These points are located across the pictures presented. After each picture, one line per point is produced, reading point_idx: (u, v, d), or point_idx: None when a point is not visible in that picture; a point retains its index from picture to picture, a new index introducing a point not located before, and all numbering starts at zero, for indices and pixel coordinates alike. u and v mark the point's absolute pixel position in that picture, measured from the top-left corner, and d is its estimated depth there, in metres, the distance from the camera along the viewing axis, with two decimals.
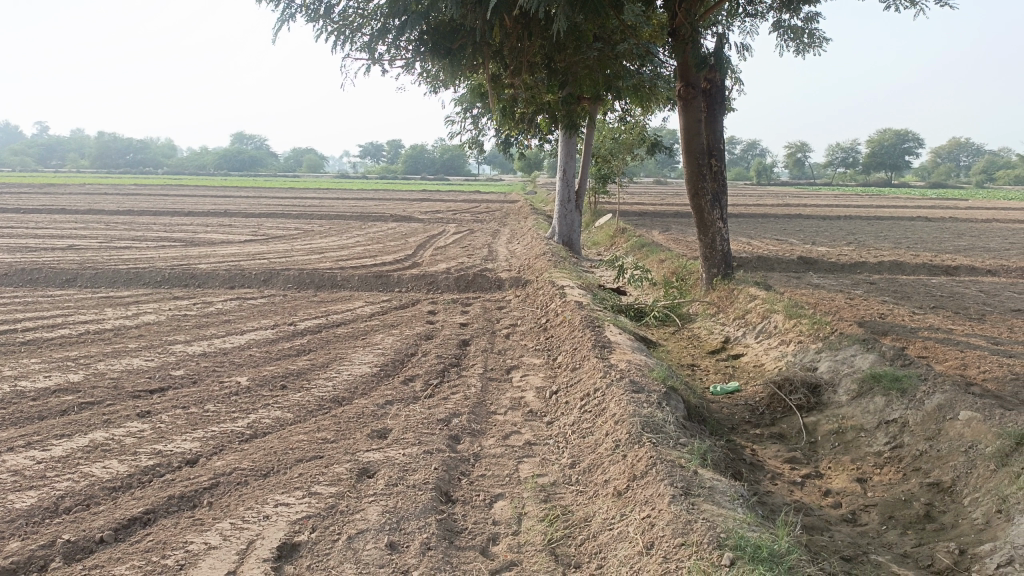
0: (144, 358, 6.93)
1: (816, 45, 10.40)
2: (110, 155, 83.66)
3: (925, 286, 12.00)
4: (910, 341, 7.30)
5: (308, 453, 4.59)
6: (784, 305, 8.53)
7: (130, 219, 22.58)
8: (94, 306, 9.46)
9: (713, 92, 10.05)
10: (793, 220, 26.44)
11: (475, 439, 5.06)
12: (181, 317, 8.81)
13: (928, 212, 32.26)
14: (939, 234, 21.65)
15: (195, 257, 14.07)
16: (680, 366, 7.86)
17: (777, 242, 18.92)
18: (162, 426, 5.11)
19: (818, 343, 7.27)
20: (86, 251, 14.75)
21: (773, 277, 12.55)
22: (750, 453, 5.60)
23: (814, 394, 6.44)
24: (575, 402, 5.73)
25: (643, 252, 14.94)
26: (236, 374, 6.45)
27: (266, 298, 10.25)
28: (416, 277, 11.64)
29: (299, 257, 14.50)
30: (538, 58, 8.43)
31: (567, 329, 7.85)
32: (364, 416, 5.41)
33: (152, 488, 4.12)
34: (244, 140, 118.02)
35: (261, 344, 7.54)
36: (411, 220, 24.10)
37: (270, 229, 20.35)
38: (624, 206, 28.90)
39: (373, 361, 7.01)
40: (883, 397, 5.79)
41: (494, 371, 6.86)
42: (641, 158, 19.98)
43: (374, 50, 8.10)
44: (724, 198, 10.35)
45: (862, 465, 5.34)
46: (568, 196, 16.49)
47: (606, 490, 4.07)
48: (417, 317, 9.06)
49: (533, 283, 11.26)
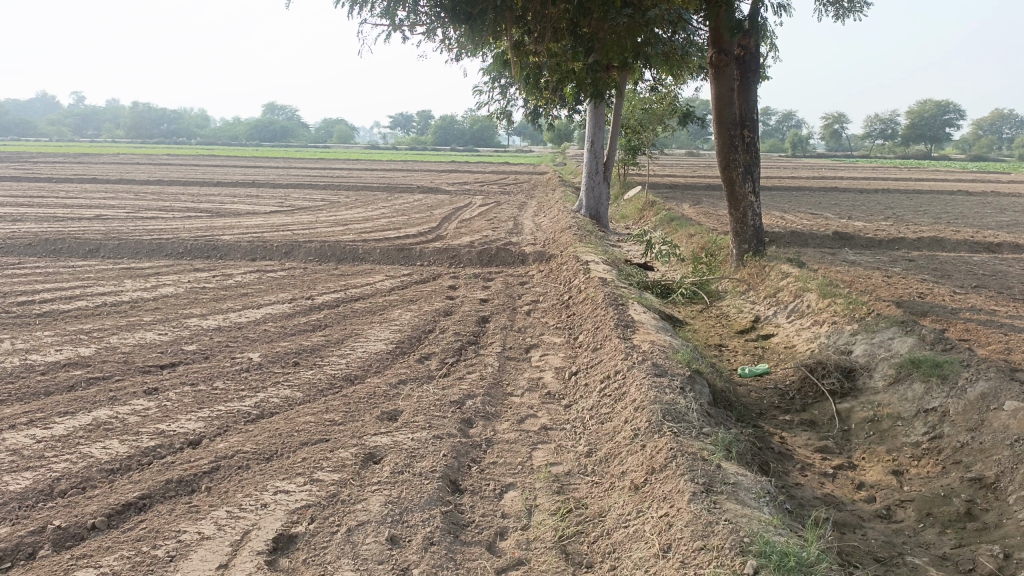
0: (157, 332, 6.80)
1: (856, 11, 9.90)
2: (143, 125, 84.30)
3: (967, 264, 11.49)
4: (951, 323, 6.95)
5: (314, 436, 4.41)
6: (818, 283, 8.19)
7: (158, 189, 22.63)
8: (114, 277, 9.39)
9: (747, 60, 9.49)
10: (829, 194, 25.82)
11: (489, 423, 4.85)
12: (199, 290, 8.70)
13: (968, 186, 31.42)
14: (980, 209, 20.88)
15: (218, 228, 13.99)
16: (708, 347, 7.57)
17: (811, 216, 18.44)
18: (168, 404, 4.96)
19: (853, 325, 6.93)
20: (111, 222, 14.72)
21: (807, 253, 12.15)
22: (778, 442, 5.32)
23: (848, 379, 6.12)
24: (594, 385, 5.49)
25: (672, 226, 14.60)
26: (248, 350, 6.30)
27: (286, 270, 10.12)
28: (439, 251, 11.41)
29: (322, 229, 14.36)
30: (564, 24, 8.06)
31: (590, 307, 7.58)
32: (375, 396, 5.22)
33: (150, 471, 3.98)
34: (274, 110, 118.30)
35: (277, 318, 7.40)
36: (437, 192, 23.90)
37: (296, 200, 20.24)
38: (654, 177, 28.48)
39: (388, 337, 6.82)
40: (922, 384, 5.46)
41: (512, 350, 6.63)
42: (672, 129, 19.46)
43: (394, 16, 7.80)
44: (757, 171, 9.92)
45: (898, 456, 5.05)
46: (597, 167, 16.11)
47: (623, 483, 3.83)
48: (437, 292, 8.86)
49: (557, 258, 11.00)
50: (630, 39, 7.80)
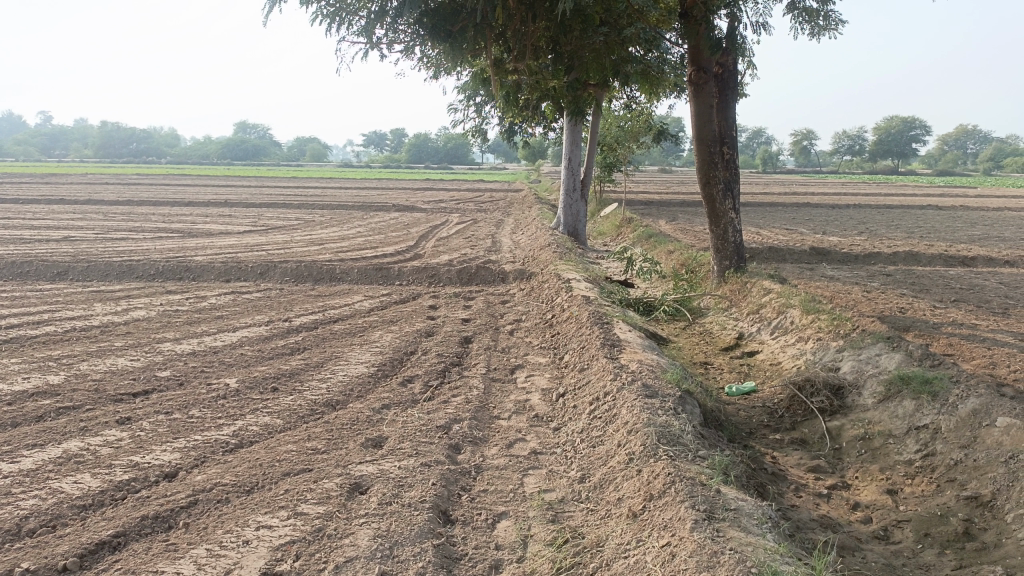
0: (129, 358, 6.57)
1: (831, 28, 9.97)
2: (113, 144, 83.25)
3: (944, 278, 11.58)
4: (934, 337, 6.94)
5: (296, 466, 4.24)
6: (801, 300, 8.16)
7: (128, 209, 22.23)
8: (83, 300, 9.13)
9: (725, 78, 9.42)
10: (802, 209, 26.07)
11: (477, 448, 4.71)
12: (172, 313, 8.46)
13: (937, 200, 31.89)
14: (951, 223, 21.16)
15: (191, 249, 13.72)
16: (693, 365, 7.50)
17: (786, 231, 18.57)
18: (141, 435, 4.77)
19: (838, 341, 6.89)
20: (80, 243, 14.38)
21: (786, 268, 12.17)
22: (771, 462, 5.24)
23: (837, 396, 6.06)
24: (583, 407, 5.37)
25: (651, 242, 14.60)
26: (225, 376, 6.10)
27: (262, 292, 9.91)
28: (417, 270, 11.26)
29: (298, 249, 14.14)
30: (543, 42, 7.99)
31: (575, 326, 7.48)
32: (358, 422, 5.06)
33: (125, 507, 3.79)
34: (246, 129, 117.60)
35: (254, 342, 7.20)
36: (413, 210, 23.76)
37: (270, 220, 19.98)
38: (629, 194, 28.63)
39: (370, 360, 6.66)
40: (913, 401, 5.41)
41: (497, 371, 6.50)
42: (648, 146, 19.54)
43: (372, 33, 7.70)
44: (737, 187, 9.91)
45: (891, 475, 4.98)
46: (574, 184, 16.07)
47: (619, 511, 3.71)
48: (418, 312, 8.71)
49: (538, 276, 10.90)
50: (608, 56, 7.80)
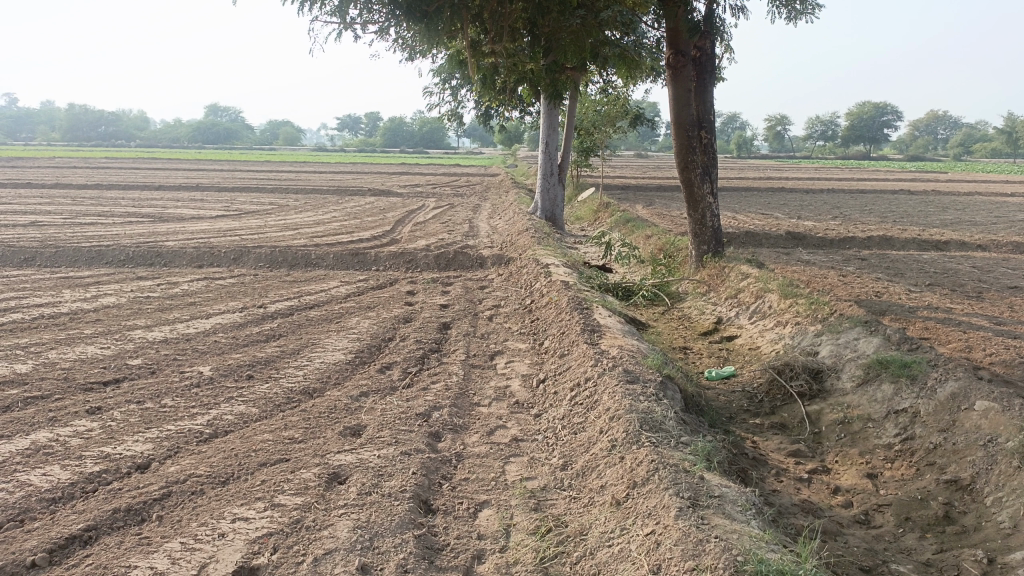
0: (99, 346, 6.41)
1: (808, 13, 9.97)
2: (81, 127, 81.60)
3: (917, 262, 11.68)
4: (910, 321, 6.98)
5: (273, 456, 4.16)
6: (779, 284, 8.17)
7: (97, 194, 21.80)
8: (51, 287, 8.91)
9: (703, 61, 9.43)
10: (777, 194, 26.22)
11: (458, 436, 4.65)
12: (144, 300, 8.28)
13: (909, 185, 32.23)
14: (923, 208, 21.40)
15: (162, 235, 13.46)
16: (672, 349, 7.49)
17: (762, 216, 18.66)
18: (113, 425, 4.64)
19: (817, 325, 6.90)
20: (47, 228, 14.06)
21: (763, 252, 12.21)
22: (752, 447, 5.24)
23: (816, 380, 6.07)
24: (564, 393, 5.33)
25: (628, 227, 14.58)
26: (198, 364, 5.97)
27: (235, 278, 9.73)
28: (394, 255, 11.14)
29: (272, 234, 13.94)
30: (521, 22, 7.88)
31: (554, 311, 7.43)
32: (336, 410, 4.98)
33: (95, 500, 3.68)
34: (218, 112, 115.84)
35: (228, 329, 7.06)
36: (389, 195, 23.55)
37: (244, 205, 19.69)
38: (605, 179, 28.61)
39: (347, 347, 6.56)
40: (891, 385, 5.42)
41: (477, 358, 6.43)
42: (624, 130, 19.48)
43: (345, 13, 7.56)
44: (715, 172, 9.89)
45: (870, 459, 5.00)
46: (551, 169, 15.98)
47: (603, 499, 3.67)
48: (395, 298, 8.61)
49: (516, 261, 10.84)
50: (587, 40, 7.55)
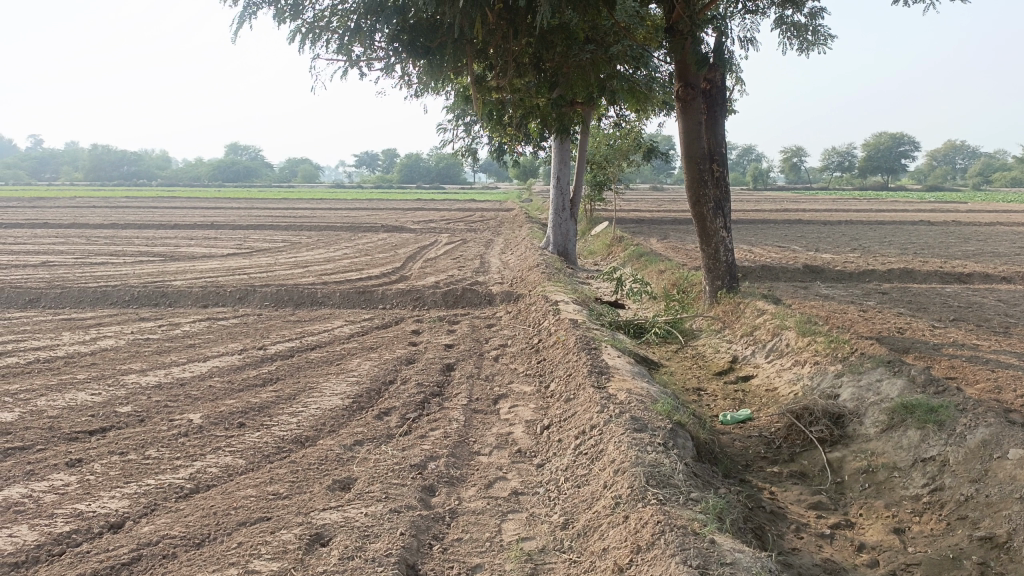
0: (90, 392, 6.21)
1: (821, 43, 9.77)
2: (104, 167, 82.86)
3: (940, 295, 11.33)
4: (935, 360, 6.64)
5: (254, 514, 3.89)
6: (796, 321, 7.86)
7: (112, 233, 21.90)
8: (52, 329, 8.75)
9: (714, 94, 9.24)
10: (795, 226, 25.93)
11: (453, 489, 4.38)
12: (143, 342, 8.11)
13: (929, 215, 31.85)
14: (944, 238, 21.03)
15: (170, 274, 13.36)
16: (685, 391, 7.18)
17: (779, 249, 18.35)
18: (90, 479, 4.40)
19: (837, 365, 6.56)
20: (58, 268, 14.02)
21: (780, 287, 11.89)
22: (770, 499, 4.91)
23: (837, 425, 5.72)
24: (568, 441, 5.03)
25: (641, 262, 14.34)
26: (189, 411, 5.74)
27: (239, 318, 9.56)
28: (401, 293, 10.94)
29: (281, 272, 13.81)
30: (527, 58, 7.74)
31: (561, 352, 7.16)
32: (327, 461, 4.71)
33: (59, 565, 3.42)
34: (238, 151, 117.59)
35: (224, 372, 6.85)
36: (403, 230, 23.49)
37: (256, 242, 19.63)
38: (620, 212, 28.46)
39: (345, 391, 6.32)
40: (918, 431, 5.07)
41: (479, 402, 6.16)
42: (638, 164, 19.32)
43: (350, 50, 7.42)
44: (727, 205, 9.64)
45: (897, 512, 4.66)
46: (563, 204, 15.79)
47: (605, 564, 3.37)
48: (399, 338, 8.38)
49: (525, 298, 10.60)
50: (594, 74, 7.48)
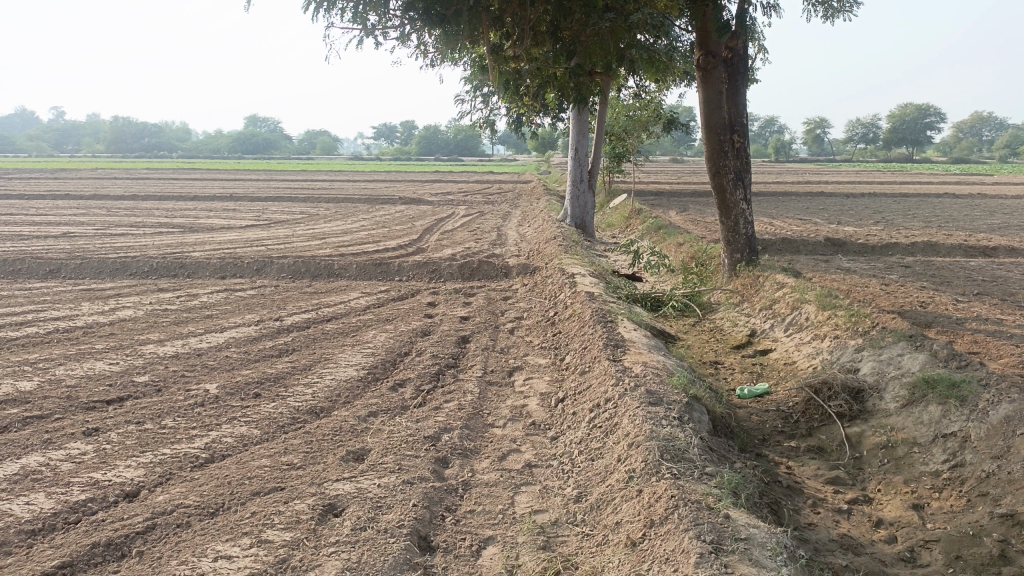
0: (107, 362, 6.26)
1: (846, 10, 9.53)
2: (125, 139, 83.25)
3: (965, 269, 11.14)
4: (958, 335, 6.52)
5: (268, 484, 3.90)
6: (817, 294, 7.75)
7: (131, 204, 22.01)
8: (72, 300, 8.81)
9: (735, 62, 9.06)
10: (817, 199, 25.60)
11: (466, 461, 4.36)
12: (161, 312, 8.15)
13: (954, 188, 31.33)
14: (969, 212, 20.68)
15: (189, 245, 13.41)
16: (702, 364, 7.11)
17: (800, 221, 18.12)
18: (107, 448, 4.44)
19: (857, 340, 6.46)
20: (78, 239, 14.11)
21: (800, 260, 11.75)
22: (786, 474, 4.86)
23: (857, 400, 5.64)
24: (582, 414, 5.00)
25: (660, 234, 14.21)
26: (205, 381, 5.77)
27: (256, 289, 9.58)
28: (418, 264, 10.91)
29: (298, 243, 13.82)
30: (544, 26, 7.59)
31: (578, 325, 7.10)
32: (342, 432, 4.71)
33: (75, 533, 3.45)
34: (257, 123, 117.67)
35: (241, 343, 6.87)
36: (420, 203, 23.44)
37: (274, 214, 19.66)
38: (639, 185, 28.20)
39: (361, 362, 6.32)
40: (939, 406, 4.98)
41: (494, 374, 6.14)
42: (657, 135, 19.09)
43: (364, 19, 7.33)
44: (748, 176, 9.48)
45: (917, 488, 4.60)
46: (581, 175, 15.64)
47: (617, 538, 3.35)
48: (415, 310, 8.37)
49: (542, 270, 10.54)
50: (613, 42, 7.25)
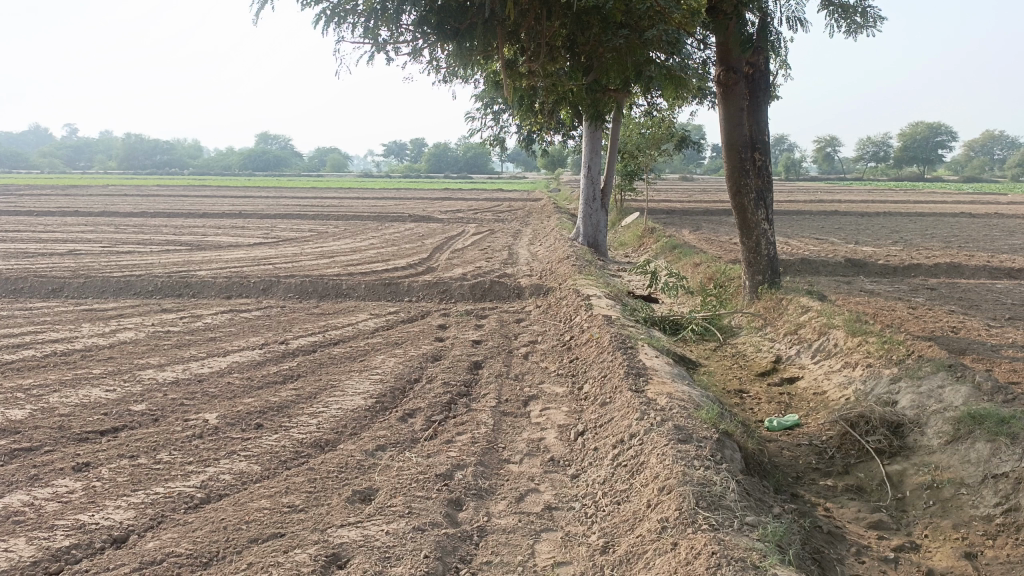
0: (104, 389, 5.97)
1: (869, 25, 9.25)
2: (136, 156, 83.64)
3: (992, 292, 10.78)
4: (997, 364, 6.17)
5: (266, 530, 3.59)
6: (845, 319, 7.41)
7: (140, 221, 21.86)
8: (73, 320, 8.56)
9: (756, 78, 8.79)
10: (832, 218, 25.26)
11: (482, 503, 4.05)
12: (163, 335, 7.87)
13: (970, 207, 30.97)
14: (988, 231, 20.33)
15: (195, 264, 13.17)
16: (727, 394, 6.78)
17: (817, 241, 17.79)
18: (97, 486, 4.14)
19: (892, 369, 6.11)
20: (84, 257, 13.90)
21: (822, 282, 11.42)
22: (826, 517, 4.52)
23: (896, 436, 5.29)
24: (605, 450, 4.68)
25: (675, 254, 13.92)
26: (205, 410, 5.47)
27: (262, 310, 9.31)
28: (428, 285, 10.63)
29: (306, 262, 13.58)
30: (560, 40, 7.31)
31: (595, 351, 6.79)
32: (349, 469, 4.40)
33: None
34: (268, 140, 118.23)
35: (244, 368, 6.58)
36: (430, 220, 23.23)
37: (282, 232, 19.45)
38: (650, 203, 27.95)
39: (368, 390, 6.01)
40: (987, 444, 4.60)
41: (509, 404, 5.82)
42: (670, 153, 18.83)
43: (375, 35, 7.08)
44: (770, 195, 9.16)
45: (968, 534, 4.24)
46: (593, 194, 15.37)
47: None
48: (426, 333, 8.07)
49: (556, 291, 10.25)
50: (631, 58, 6.97)
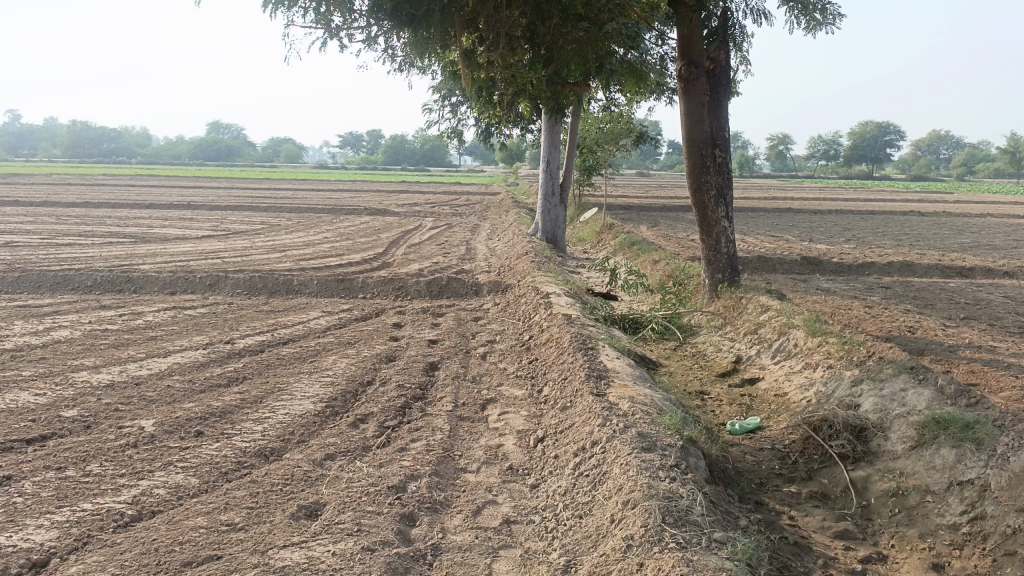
0: (33, 393, 5.58)
1: (828, 23, 9.20)
2: (81, 144, 81.11)
3: (945, 291, 10.87)
4: (956, 364, 6.12)
5: (202, 552, 3.32)
6: (805, 320, 7.34)
7: (83, 212, 21.05)
8: (3, 317, 8.08)
9: (718, 74, 8.66)
10: (787, 215, 25.49)
11: (437, 517, 3.83)
12: (100, 333, 7.46)
13: (918, 205, 31.62)
14: (937, 229, 20.68)
15: (139, 257, 12.64)
16: (688, 395, 6.66)
17: (773, 238, 17.89)
18: (18, 503, 3.81)
19: (853, 371, 6.03)
20: (21, 249, 13.26)
21: (779, 279, 11.41)
22: (791, 527, 4.40)
23: (860, 440, 5.20)
24: (567, 459, 4.49)
25: (633, 250, 13.81)
26: (142, 416, 5.14)
27: (207, 307, 8.91)
28: (383, 281, 10.33)
29: (257, 256, 13.15)
30: (520, 30, 7.04)
31: (555, 352, 6.60)
32: (294, 481, 4.14)
33: None
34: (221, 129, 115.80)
35: (186, 370, 6.24)
36: (386, 213, 22.83)
37: (232, 224, 18.88)
38: (608, 199, 27.91)
39: (318, 393, 5.74)
40: (953, 450, 4.51)
41: (466, 408, 5.60)
42: (628, 149, 18.73)
43: (327, 20, 6.77)
44: (730, 192, 9.07)
45: (934, 544, 4.16)
46: (552, 189, 15.18)
47: None
48: (380, 332, 7.80)
49: (514, 288, 10.05)
50: (592, 51, 6.76)
